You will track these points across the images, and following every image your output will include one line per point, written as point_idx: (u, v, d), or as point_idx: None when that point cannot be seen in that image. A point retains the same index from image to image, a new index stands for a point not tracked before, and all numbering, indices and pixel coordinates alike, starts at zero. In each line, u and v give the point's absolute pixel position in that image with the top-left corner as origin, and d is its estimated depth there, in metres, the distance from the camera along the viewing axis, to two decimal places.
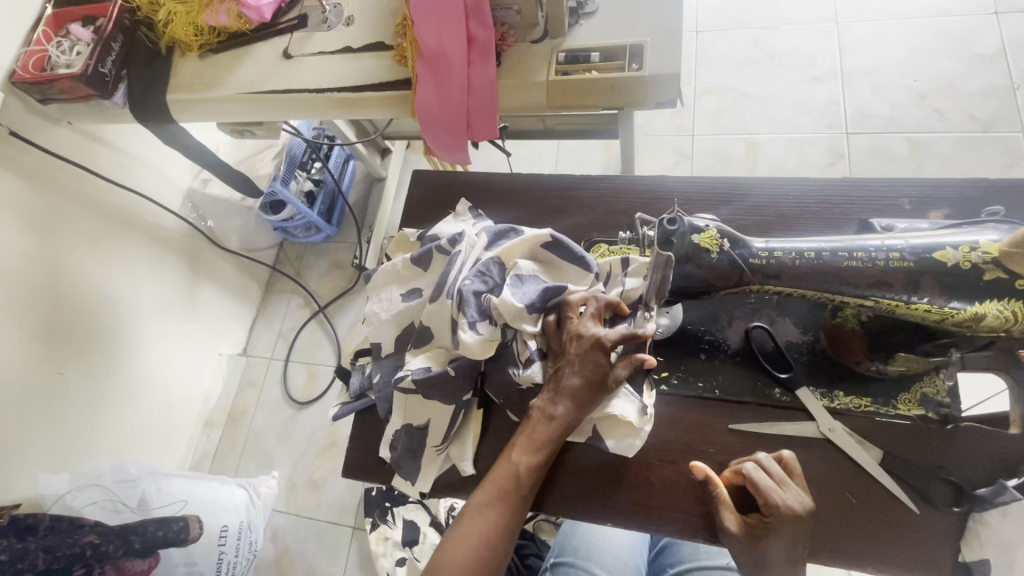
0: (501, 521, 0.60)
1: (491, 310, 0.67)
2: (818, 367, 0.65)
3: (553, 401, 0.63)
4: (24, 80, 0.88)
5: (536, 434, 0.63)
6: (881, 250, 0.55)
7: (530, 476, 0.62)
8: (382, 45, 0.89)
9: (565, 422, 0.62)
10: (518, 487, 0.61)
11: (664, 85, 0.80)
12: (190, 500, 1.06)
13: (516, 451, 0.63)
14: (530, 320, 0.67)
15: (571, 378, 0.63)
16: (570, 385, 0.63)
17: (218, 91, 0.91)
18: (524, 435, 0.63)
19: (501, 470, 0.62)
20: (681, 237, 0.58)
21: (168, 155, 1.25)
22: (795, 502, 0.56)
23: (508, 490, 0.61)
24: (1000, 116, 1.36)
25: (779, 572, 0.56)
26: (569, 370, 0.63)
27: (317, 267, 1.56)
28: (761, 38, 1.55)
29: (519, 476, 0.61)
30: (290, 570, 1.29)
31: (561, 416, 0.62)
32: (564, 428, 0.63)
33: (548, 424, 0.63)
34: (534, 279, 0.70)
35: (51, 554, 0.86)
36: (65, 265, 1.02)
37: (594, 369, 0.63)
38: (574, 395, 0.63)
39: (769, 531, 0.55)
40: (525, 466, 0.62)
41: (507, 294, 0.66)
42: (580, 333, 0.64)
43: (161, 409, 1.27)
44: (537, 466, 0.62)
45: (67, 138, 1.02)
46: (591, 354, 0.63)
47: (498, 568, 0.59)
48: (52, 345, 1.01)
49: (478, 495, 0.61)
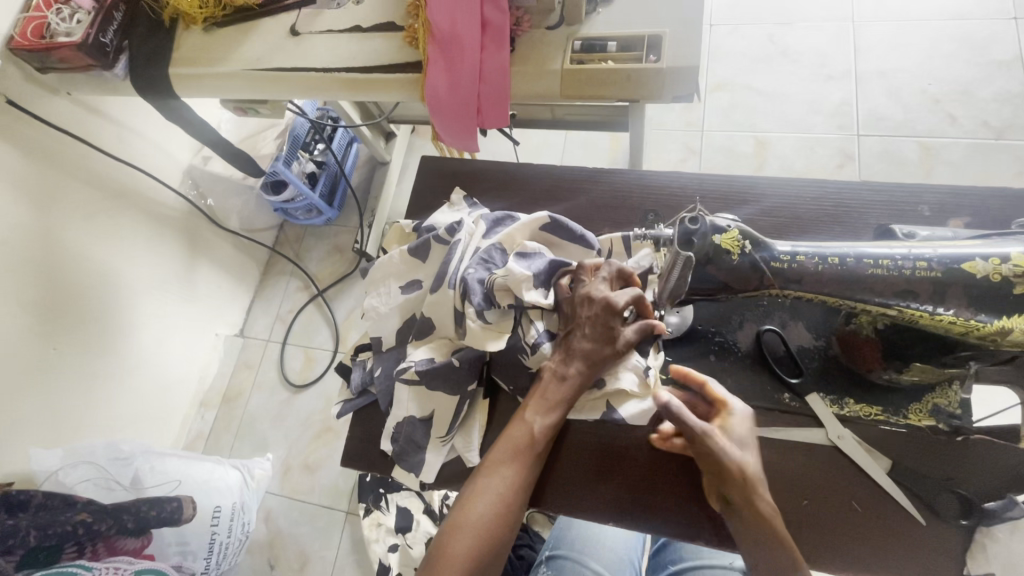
0: (512, 485, 0.59)
1: (493, 291, 0.65)
2: (828, 373, 0.64)
3: (565, 362, 0.63)
4: (21, 47, 0.85)
5: (549, 396, 0.63)
6: (908, 258, 0.54)
7: (544, 437, 0.62)
8: (392, 26, 0.87)
9: (579, 382, 0.63)
10: (532, 448, 0.61)
11: (682, 78, 0.78)
12: (184, 479, 1.06)
13: (527, 413, 0.63)
14: (538, 290, 0.66)
15: (584, 341, 0.63)
16: (582, 347, 0.63)
17: (222, 67, 0.89)
18: (536, 397, 0.63)
19: (515, 430, 0.62)
20: (702, 237, 0.56)
21: (167, 130, 1.22)
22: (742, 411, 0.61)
23: (522, 450, 0.61)
24: (1014, 123, 1.35)
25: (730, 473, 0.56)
26: (581, 333, 0.63)
27: (317, 250, 1.54)
28: (775, 34, 1.53)
29: (534, 436, 0.61)
30: (281, 552, 1.29)
31: (573, 376, 0.63)
32: (578, 390, 0.63)
33: (561, 386, 0.63)
34: (540, 257, 0.69)
35: (43, 532, 0.85)
36: (63, 238, 1.01)
37: (607, 331, 0.62)
38: (586, 357, 0.62)
39: (741, 435, 0.58)
40: (539, 427, 0.62)
41: (514, 265, 0.65)
42: (589, 297, 0.63)
43: (158, 388, 1.26)
44: (550, 427, 0.62)
45: (66, 109, 1.00)
46: (602, 316, 0.62)
47: (513, 526, 0.59)
48: (47, 320, 1.00)
49: (492, 456, 0.61)
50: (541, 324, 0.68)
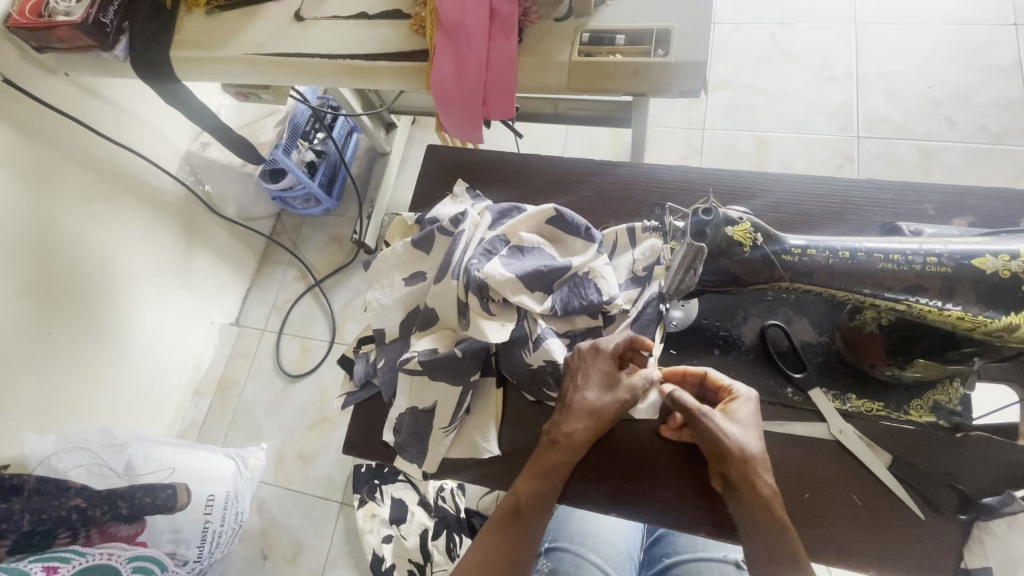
0: (507, 544, 0.59)
1: (488, 284, 0.64)
2: (832, 369, 0.65)
3: (561, 423, 0.61)
4: (18, 25, 0.84)
5: (544, 461, 0.60)
6: (919, 254, 0.54)
7: (530, 508, 0.59)
8: (399, 13, 0.86)
9: (574, 445, 0.60)
10: (521, 521, 0.59)
11: (689, 73, 0.78)
12: (177, 467, 1.05)
13: (521, 480, 0.60)
14: (531, 295, 0.65)
15: (581, 394, 0.61)
16: (581, 401, 0.60)
17: (226, 51, 0.87)
18: (530, 467, 0.61)
19: (503, 500, 0.60)
20: (715, 228, 0.57)
21: (166, 114, 1.21)
22: (748, 391, 0.61)
23: (508, 522, 0.59)
24: (1012, 128, 1.36)
25: (732, 451, 0.56)
26: (575, 387, 0.61)
27: (315, 239, 1.53)
28: (778, 34, 1.53)
29: (520, 507, 0.59)
30: (274, 542, 1.28)
31: (569, 441, 0.60)
32: (571, 454, 0.60)
33: (554, 449, 0.60)
34: (537, 253, 0.68)
35: (37, 516, 0.83)
36: (57, 222, 0.99)
37: (604, 379, 0.61)
38: (584, 418, 0.60)
39: (743, 416, 0.58)
40: (525, 500, 0.59)
41: (502, 268, 0.65)
42: (580, 349, 0.63)
43: (151, 376, 1.25)
44: (540, 494, 0.59)
45: (63, 90, 0.98)
46: (595, 364, 0.61)
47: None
48: (40, 305, 0.98)
49: (487, 528, 0.60)
50: (545, 321, 0.67)
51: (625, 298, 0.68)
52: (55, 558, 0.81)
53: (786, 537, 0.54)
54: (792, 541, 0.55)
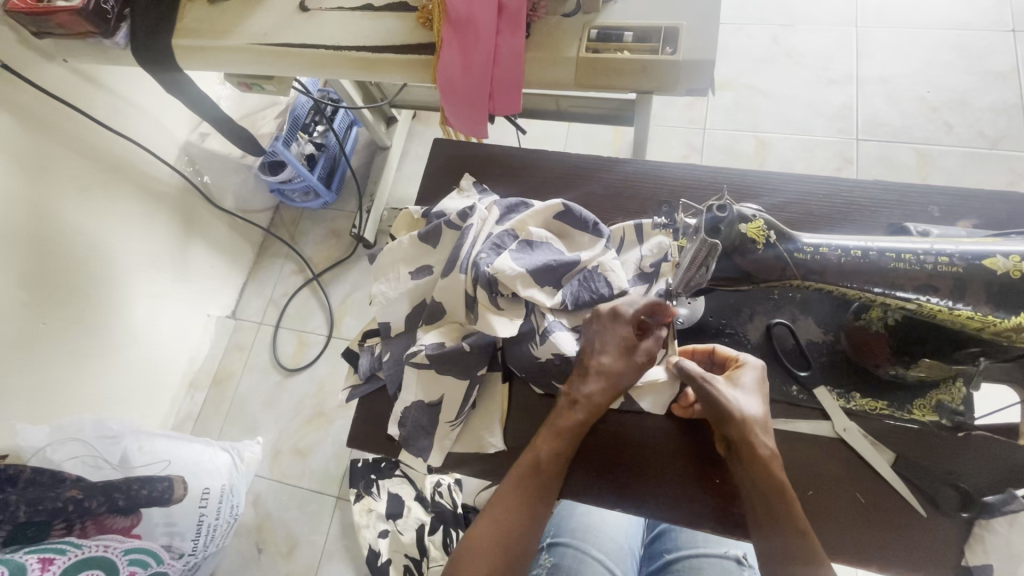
0: (526, 510, 0.59)
1: (498, 278, 0.64)
2: (836, 368, 0.66)
3: (579, 385, 0.62)
4: (17, 9, 0.83)
5: (561, 420, 0.61)
6: (930, 254, 0.55)
7: (550, 465, 0.60)
8: (406, 6, 0.85)
9: (592, 404, 0.61)
10: (540, 476, 0.60)
11: (696, 72, 0.78)
12: (173, 459, 1.04)
13: (540, 436, 0.61)
14: (540, 289, 0.66)
15: (595, 357, 0.62)
16: (595, 363, 0.62)
17: (230, 40, 0.86)
18: (549, 424, 0.62)
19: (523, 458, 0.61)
20: (729, 225, 0.56)
21: (164, 103, 1.19)
22: (754, 361, 0.62)
23: (527, 480, 0.59)
24: (1009, 134, 1.37)
25: (731, 406, 0.57)
26: (590, 352, 0.63)
27: (314, 233, 1.52)
28: (780, 35, 1.54)
29: (537, 463, 0.60)
30: (270, 536, 1.28)
31: (586, 399, 0.61)
32: (592, 413, 0.61)
33: (571, 409, 0.61)
34: (545, 246, 0.68)
35: (33, 508, 0.82)
36: (53, 210, 0.98)
37: (621, 345, 0.62)
38: (601, 378, 0.61)
39: (746, 383, 0.59)
40: (545, 456, 0.60)
41: (513, 264, 0.64)
42: (597, 312, 0.63)
43: (145, 367, 1.23)
44: (560, 460, 0.60)
45: (60, 76, 0.97)
46: (612, 329, 0.62)
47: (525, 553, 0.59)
48: (37, 294, 0.97)
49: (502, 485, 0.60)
50: (554, 315, 0.67)
51: (633, 294, 0.69)
52: (51, 550, 0.81)
53: (789, 508, 0.55)
54: (799, 521, 0.55)
